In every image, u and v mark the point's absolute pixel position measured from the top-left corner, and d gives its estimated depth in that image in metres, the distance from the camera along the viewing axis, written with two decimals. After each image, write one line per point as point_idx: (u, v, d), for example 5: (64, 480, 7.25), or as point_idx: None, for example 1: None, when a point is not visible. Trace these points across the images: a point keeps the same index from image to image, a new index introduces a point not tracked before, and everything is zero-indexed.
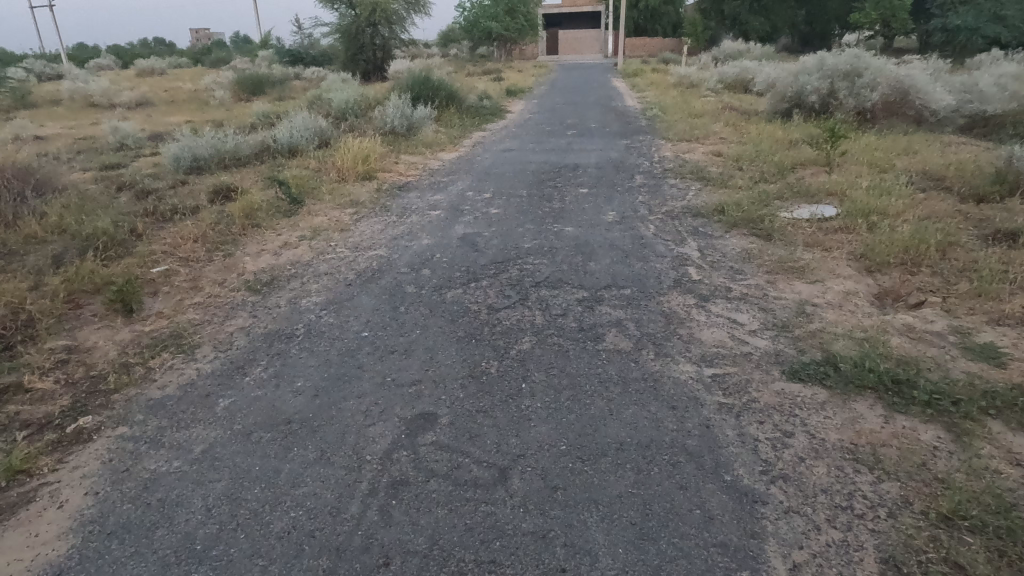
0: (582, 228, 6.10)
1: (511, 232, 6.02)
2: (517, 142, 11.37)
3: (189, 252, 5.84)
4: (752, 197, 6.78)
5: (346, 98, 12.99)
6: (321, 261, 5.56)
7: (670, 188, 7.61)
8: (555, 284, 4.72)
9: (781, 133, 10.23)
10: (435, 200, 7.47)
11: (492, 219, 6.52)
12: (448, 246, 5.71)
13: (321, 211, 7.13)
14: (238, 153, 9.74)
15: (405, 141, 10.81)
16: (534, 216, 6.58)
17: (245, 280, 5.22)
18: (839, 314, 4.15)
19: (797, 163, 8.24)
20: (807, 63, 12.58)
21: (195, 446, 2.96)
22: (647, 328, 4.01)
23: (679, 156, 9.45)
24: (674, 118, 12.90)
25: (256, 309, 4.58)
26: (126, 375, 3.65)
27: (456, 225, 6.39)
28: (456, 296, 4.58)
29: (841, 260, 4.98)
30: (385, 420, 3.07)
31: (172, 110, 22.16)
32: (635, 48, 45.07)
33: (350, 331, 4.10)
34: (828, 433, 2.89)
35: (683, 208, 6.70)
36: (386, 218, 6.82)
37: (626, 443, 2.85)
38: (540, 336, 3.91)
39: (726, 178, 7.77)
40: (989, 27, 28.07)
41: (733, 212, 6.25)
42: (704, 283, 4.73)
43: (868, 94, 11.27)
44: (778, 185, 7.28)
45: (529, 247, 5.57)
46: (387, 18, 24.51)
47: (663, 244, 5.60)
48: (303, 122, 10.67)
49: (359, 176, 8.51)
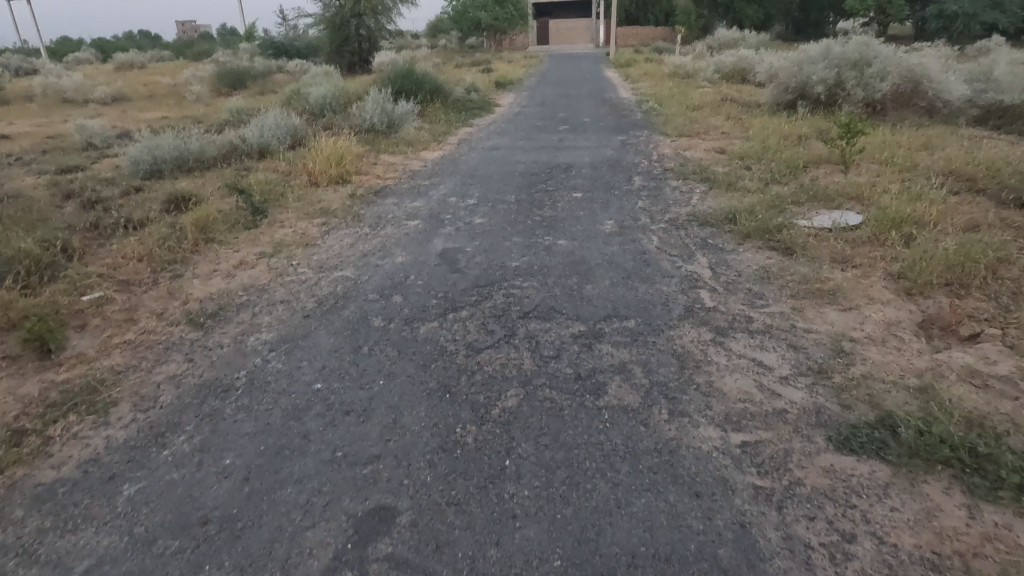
0: (577, 242, 5.43)
1: (498, 246, 5.35)
2: (505, 138, 10.65)
3: (130, 277, 5.15)
4: (764, 202, 6.13)
5: (323, 92, 12.24)
6: (279, 285, 4.86)
7: (673, 191, 6.94)
8: (547, 315, 4.04)
9: (787, 127, 9.59)
10: (414, 207, 6.78)
11: (476, 230, 5.83)
12: (426, 265, 5.04)
13: (286, 221, 6.42)
14: (203, 155, 9.01)
15: (385, 139, 10.10)
16: (524, 226, 5.90)
17: (188, 310, 4.51)
18: (884, 351, 3.50)
19: (808, 162, 7.58)
20: (812, 51, 11.85)
21: (79, 563, 2.27)
22: (656, 374, 3.34)
23: (679, 153, 8.80)
24: (671, 111, 12.20)
25: (194, 350, 3.88)
26: (16, 448, 2.95)
27: (435, 237, 5.70)
28: (431, 331, 3.90)
29: (876, 281, 4.33)
30: (328, 520, 2.39)
31: (150, 104, 21.34)
32: (627, 38, 44.34)
33: (302, 382, 3.42)
34: (900, 535, 2.25)
35: (689, 215, 6.04)
36: (358, 230, 6.12)
37: (638, 554, 2.19)
38: (529, 389, 3.23)
39: (733, 180, 7.09)
40: (986, 14, 28.08)
41: (745, 220, 5.59)
42: (719, 311, 4.06)
43: (878, 83, 10.61)
44: (791, 188, 6.64)
45: (517, 266, 4.90)
46: (373, 8, 23.86)
47: (668, 261, 4.93)
48: (274, 120, 9.94)
49: (332, 182, 7.82)
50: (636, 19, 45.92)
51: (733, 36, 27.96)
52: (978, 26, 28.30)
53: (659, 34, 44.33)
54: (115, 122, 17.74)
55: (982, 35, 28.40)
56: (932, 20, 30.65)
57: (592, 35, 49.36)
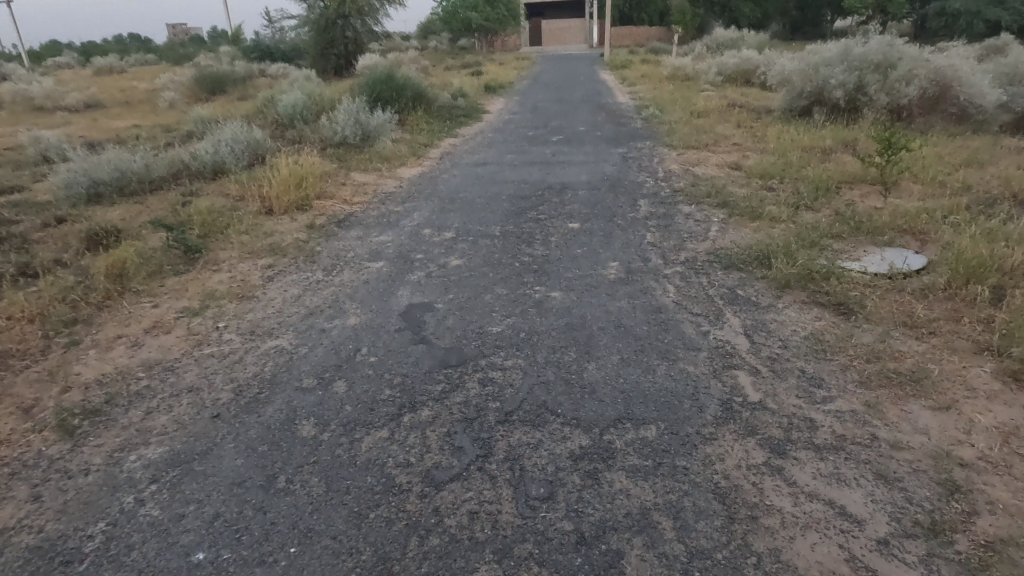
0: (574, 293, 4.38)
1: (476, 301, 4.30)
2: (492, 151, 9.59)
3: (11, 346, 4.08)
4: (798, 238, 5.09)
5: (293, 100, 11.15)
6: (193, 360, 3.79)
7: (686, 219, 5.92)
8: (537, 419, 2.99)
9: (807, 138, 8.59)
10: (380, 242, 5.71)
11: (452, 276, 4.78)
12: (385, 330, 3.99)
13: (225, 264, 5.37)
14: (148, 176, 7.94)
15: (358, 155, 9.05)
16: (510, 270, 4.86)
17: (64, 401, 3.43)
18: (1015, 488, 2.45)
19: (840, 182, 6.55)
20: (829, 51, 10.83)
21: None
22: (695, 535, 2.29)
23: (687, 170, 7.79)
24: (674, 119, 11.15)
25: (49, 477, 2.80)
26: None
27: (400, 288, 4.63)
28: (377, 448, 2.84)
29: (969, 361, 3.29)
30: None
31: (122, 112, 20.26)
32: (622, 39, 43.42)
33: (178, 547, 2.35)
34: None
35: (709, 254, 5.00)
36: (309, 274, 5.06)
37: None
38: (508, 570, 2.17)
39: (756, 206, 6.07)
40: (990, 11, 27.28)
41: (781, 263, 4.55)
42: (769, 411, 3.01)
43: (905, 87, 9.58)
44: (827, 219, 5.62)
45: (499, 332, 3.85)
46: (359, 10, 22.90)
47: (690, 325, 3.89)
48: (233, 134, 8.87)
49: (290, 208, 6.76)
50: (629, 19, 44.85)
51: (733, 37, 26.88)
52: (982, 23, 27.39)
53: (654, 34, 43.37)
54: (79, 131, 16.64)
55: (986, 32, 27.52)
56: (933, 18, 29.76)
57: (584, 35, 48.35)
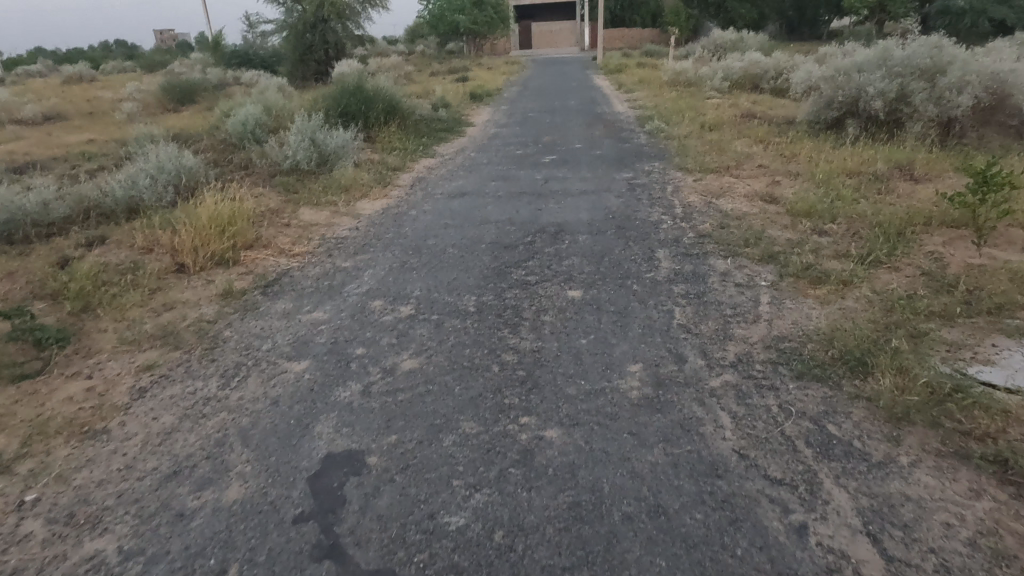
0: (580, 432, 2.88)
1: (432, 452, 2.79)
2: (473, 177, 8.10)
3: None
4: (893, 322, 3.61)
5: (243, 115, 9.60)
6: None
7: (723, 282, 4.45)
8: None
9: (850, 159, 7.16)
10: (313, 321, 4.21)
11: (402, 392, 3.28)
12: (276, 519, 2.46)
13: (91, 361, 3.83)
14: (45, 217, 6.38)
15: (311, 184, 7.54)
16: (487, 378, 3.36)
17: None
18: None
19: (915, 226, 5.09)
20: (863, 55, 9.41)
21: None
22: None
23: (710, 202, 6.35)
24: (684, 134, 9.67)
25: None
26: None
27: (322, 416, 3.12)
28: None
29: None
30: None
31: (81, 124, 18.70)
32: (614, 40, 42.17)
33: None
34: None
35: (770, 350, 3.51)
36: (201, 383, 3.54)
37: None
38: None
39: (814, 262, 4.61)
40: (995, 10, 26.16)
41: (888, 377, 3.06)
42: None
43: (958, 96, 8.10)
44: (916, 283, 4.16)
45: (462, 530, 2.34)
46: (339, 13, 21.43)
47: (774, 511, 2.39)
48: (158, 158, 7.31)
49: (206, 264, 5.24)
50: (620, 19, 43.40)
51: (732, 37, 25.50)
52: (986, 22, 26.15)
53: (646, 36, 42.13)
54: (24, 147, 15.06)
55: (992, 31, 26.31)
56: (935, 17, 28.52)
57: (575, 38, 47.03)
